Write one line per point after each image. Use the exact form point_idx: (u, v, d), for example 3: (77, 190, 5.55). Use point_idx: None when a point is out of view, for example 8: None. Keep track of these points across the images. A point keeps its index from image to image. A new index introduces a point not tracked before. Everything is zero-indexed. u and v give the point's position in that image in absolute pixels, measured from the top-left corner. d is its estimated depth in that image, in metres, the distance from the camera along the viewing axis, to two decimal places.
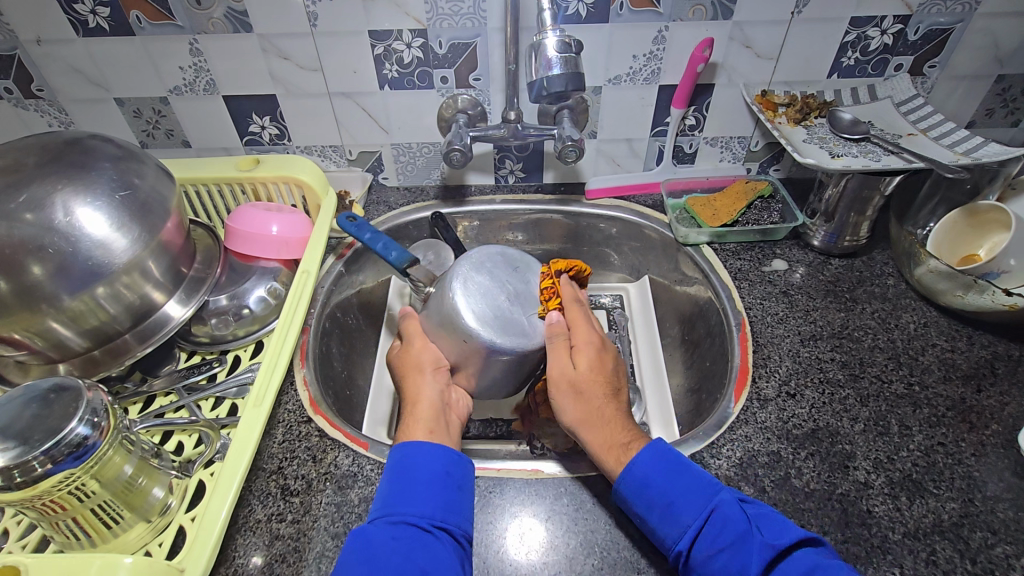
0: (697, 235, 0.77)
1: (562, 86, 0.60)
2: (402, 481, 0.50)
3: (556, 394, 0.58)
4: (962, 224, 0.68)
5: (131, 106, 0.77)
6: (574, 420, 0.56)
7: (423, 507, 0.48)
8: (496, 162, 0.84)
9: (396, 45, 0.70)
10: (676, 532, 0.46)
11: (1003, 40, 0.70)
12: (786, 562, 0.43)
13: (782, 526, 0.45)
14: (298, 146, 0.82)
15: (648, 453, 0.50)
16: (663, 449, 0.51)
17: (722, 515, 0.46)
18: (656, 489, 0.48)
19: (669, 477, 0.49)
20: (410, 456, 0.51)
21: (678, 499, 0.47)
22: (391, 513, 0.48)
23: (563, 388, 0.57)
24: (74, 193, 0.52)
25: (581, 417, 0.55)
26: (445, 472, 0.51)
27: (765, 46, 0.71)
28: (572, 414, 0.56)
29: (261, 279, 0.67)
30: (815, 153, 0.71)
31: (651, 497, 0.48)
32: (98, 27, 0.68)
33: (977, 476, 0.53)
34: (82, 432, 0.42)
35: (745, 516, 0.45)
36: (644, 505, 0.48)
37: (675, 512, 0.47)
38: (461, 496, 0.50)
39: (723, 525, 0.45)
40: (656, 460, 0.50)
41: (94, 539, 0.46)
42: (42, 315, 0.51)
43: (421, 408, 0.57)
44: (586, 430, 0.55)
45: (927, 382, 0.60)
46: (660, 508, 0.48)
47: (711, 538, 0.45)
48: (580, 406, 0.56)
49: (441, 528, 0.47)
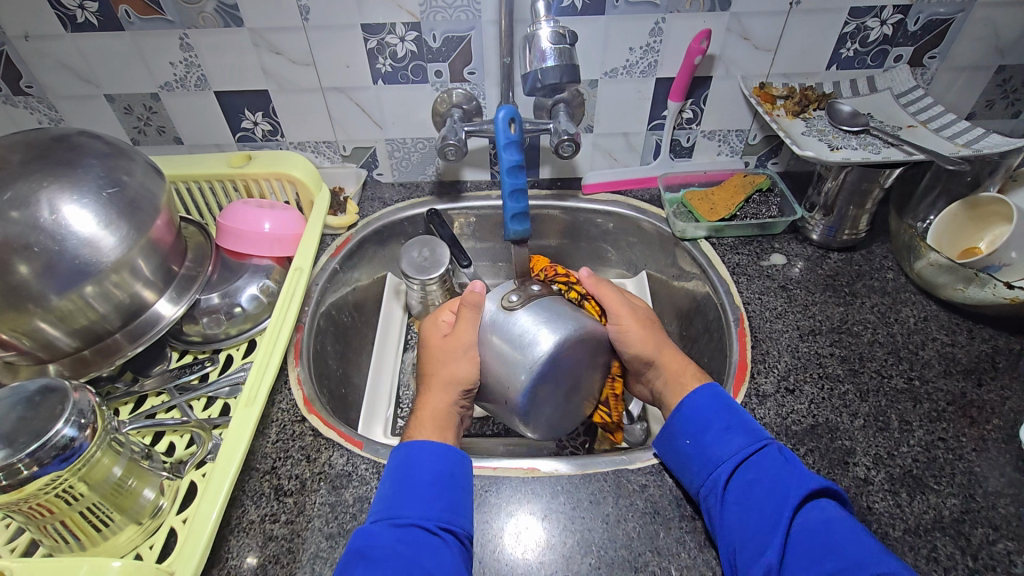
0: (695, 230, 0.76)
1: (557, 78, 0.59)
2: (404, 483, 0.49)
3: (631, 326, 0.61)
4: (962, 217, 0.67)
5: (121, 103, 0.76)
6: (653, 348, 0.60)
7: (426, 510, 0.47)
8: (492, 157, 0.83)
9: (390, 38, 0.69)
10: (722, 455, 0.50)
11: (1004, 30, 0.69)
12: (823, 502, 0.46)
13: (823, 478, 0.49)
14: (291, 143, 0.81)
15: (711, 394, 0.55)
16: (724, 394, 0.55)
17: (771, 451, 0.50)
18: (710, 419, 0.53)
19: (723, 413, 0.53)
20: (415, 455, 0.51)
21: (736, 427, 0.52)
22: (394, 515, 0.47)
23: (637, 321, 0.62)
24: (60, 191, 0.51)
25: (656, 344, 0.61)
26: (448, 474, 0.50)
27: (763, 37, 0.70)
28: (647, 343, 0.61)
29: (254, 277, 0.66)
30: (813, 146, 0.70)
31: (705, 423, 0.53)
32: (86, 22, 0.67)
33: (978, 471, 0.52)
34: (68, 434, 0.41)
35: (792, 459, 0.49)
36: (695, 431, 0.53)
37: (726, 439, 0.51)
38: (464, 496, 0.49)
39: (769, 461, 0.49)
40: (717, 400, 0.54)
41: (84, 542, 0.45)
42: (30, 315, 0.51)
43: (429, 417, 0.55)
44: (665, 355, 0.60)
45: (928, 376, 0.60)
46: (714, 433, 0.52)
47: (756, 467, 0.49)
48: (652, 334, 0.62)
49: (447, 531, 0.46)
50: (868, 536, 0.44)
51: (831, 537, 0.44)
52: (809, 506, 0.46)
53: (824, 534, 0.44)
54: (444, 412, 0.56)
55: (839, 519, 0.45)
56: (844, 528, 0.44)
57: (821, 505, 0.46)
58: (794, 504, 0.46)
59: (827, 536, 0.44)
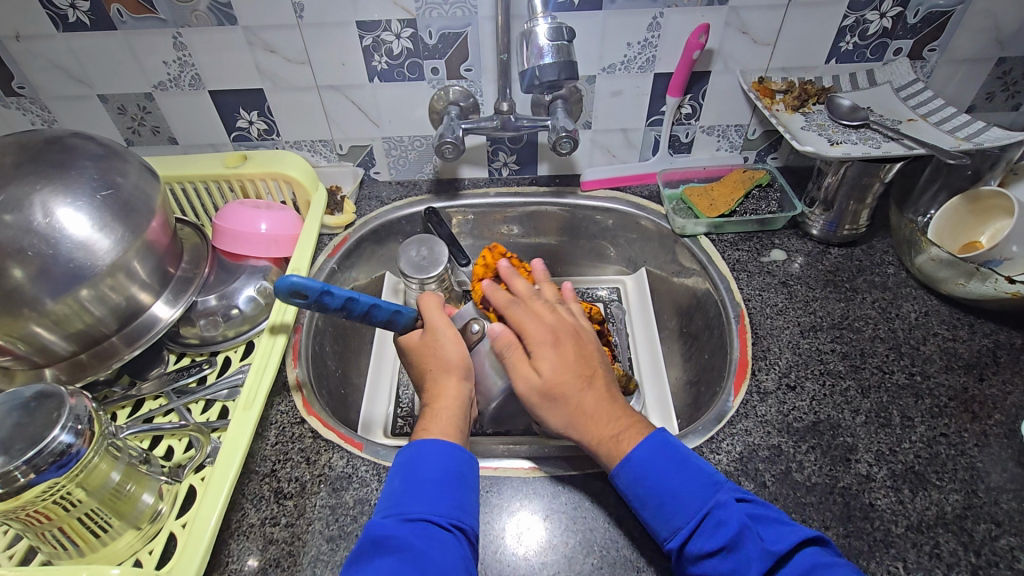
0: (694, 226, 0.76)
1: (555, 74, 0.58)
2: (413, 479, 0.48)
3: (531, 404, 0.54)
4: (963, 211, 0.67)
5: (115, 103, 0.75)
6: (561, 422, 0.53)
7: (438, 507, 0.47)
8: (490, 154, 0.83)
9: (385, 36, 0.69)
10: (667, 529, 0.46)
11: (1005, 22, 0.69)
12: (784, 567, 0.42)
13: (782, 531, 0.44)
14: (287, 142, 0.80)
15: (649, 447, 0.49)
16: (667, 442, 0.50)
17: (717, 518, 0.45)
18: (651, 484, 0.47)
19: (665, 473, 0.48)
20: (424, 453, 0.49)
21: (678, 493, 0.47)
22: (405, 512, 0.46)
23: (540, 395, 0.54)
24: (53, 193, 0.50)
25: (566, 417, 0.53)
26: (458, 472, 0.49)
27: (762, 31, 0.70)
28: (557, 417, 0.53)
29: (250, 278, 0.66)
30: (813, 140, 0.69)
31: (644, 492, 0.48)
32: (78, 22, 0.66)
33: (980, 466, 0.52)
34: (65, 440, 0.41)
35: (743, 518, 0.45)
36: (637, 500, 0.48)
37: (667, 511, 0.46)
38: (471, 495, 0.49)
39: (716, 530, 0.44)
40: (659, 456, 0.49)
41: (82, 549, 0.45)
42: (25, 320, 0.50)
43: (444, 408, 0.54)
44: (579, 428, 0.52)
45: (929, 371, 0.60)
46: (654, 505, 0.47)
47: (704, 539, 0.44)
48: (561, 407, 0.53)
49: (457, 528, 0.46)
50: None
51: None
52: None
53: None
54: (459, 399, 0.55)
55: None
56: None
57: (782, 571, 0.42)
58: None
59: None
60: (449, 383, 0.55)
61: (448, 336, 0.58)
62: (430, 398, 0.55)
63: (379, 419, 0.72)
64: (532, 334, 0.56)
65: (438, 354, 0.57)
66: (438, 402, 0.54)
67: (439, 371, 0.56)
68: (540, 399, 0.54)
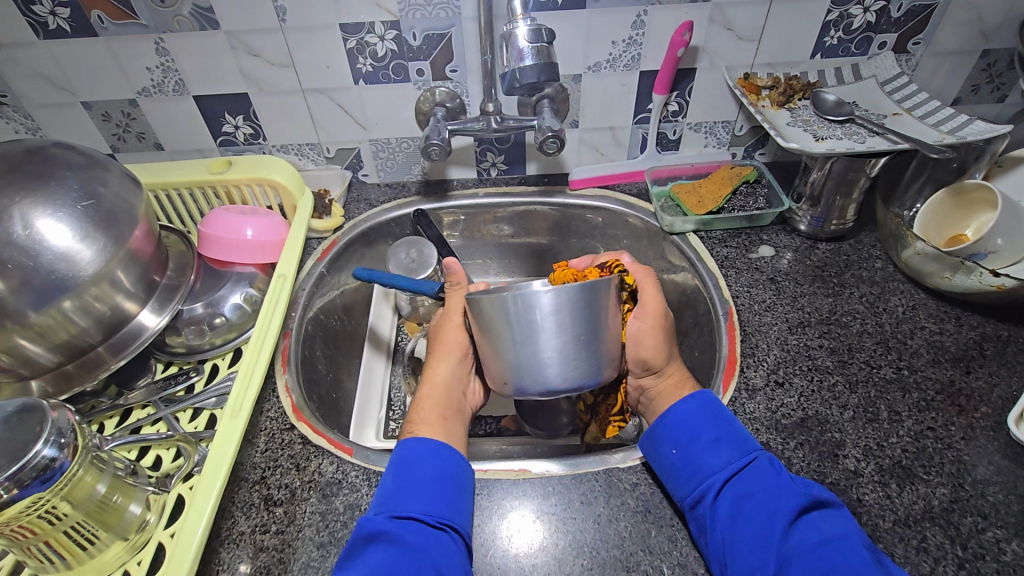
0: (682, 223, 0.76)
1: (535, 76, 0.58)
2: (405, 476, 0.49)
3: (649, 332, 0.59)
4: (948, 204, 0.67)
5: (99, 110, 0.74)
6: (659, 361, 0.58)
7: (431, 506, 0.47)
8: (478, 155, 0.83)
9: (369, 38, 0.68)
10: (715, 465, 0.49)
11: (988, 15, 0.69)
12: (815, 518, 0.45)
13: (818, 490, 0.48)
14: (273, 146, 0.80)
15: (705, 401, 0.54)
16: (718, 402, 0.54)
17: (762, 465, 0.49)
18: (703, 428, 0.52)
19: (716, 424, 0.52)
20: (415, 452, 0.50)
21: (726, 440, 0.51)
22: (397, 508, 0.46)
23: (661, 322, 0.59)
24: (33, 205, 0.50)
25: (665, 352, 0.59)
26: (450, 471, 0.50)
27: (746, 28, 0.69)
28: (654, 350, 0.58)
29: (236, 285, 0.65)
30: (798, 136, 0.70)
31: (697, 433, 0.52)
32: (58, 28, 0.65)
33: (967, 460, 0.52)
34: (48, 454, 0.41)
35: (783, 472, 0.49)
36: (687, 440, 0.52)
37: (718, 450, 0.50)
38: (464, 496, 0.49)
39: (762, 473, 0.48)
40: (710, 410, 0.53)
41: (70, 562, 0.45)
42: (8, 332, 0.50)
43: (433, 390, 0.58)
44: (669, 366, 0.59)
45: (916, 365, 0.60)
46: (706, 442, 0.51)
47: (747, 481, 0.48)
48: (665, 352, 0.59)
49: (451, 528, 0.46)
50: (862, 553, 0.42)
51: (826, 556, 0.42)
52: (802, 523, 0.45)
53: (824, 549, 0.43)
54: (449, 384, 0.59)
55: (836, 537, 0.44)
56: (838, 547, 0.43)
57: (813, 522, 0.45)
58: (786, 518, 0.45)
59: (818, 558, 0.43)
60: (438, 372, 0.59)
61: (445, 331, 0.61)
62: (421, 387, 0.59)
63: (372, 421, 0.71)
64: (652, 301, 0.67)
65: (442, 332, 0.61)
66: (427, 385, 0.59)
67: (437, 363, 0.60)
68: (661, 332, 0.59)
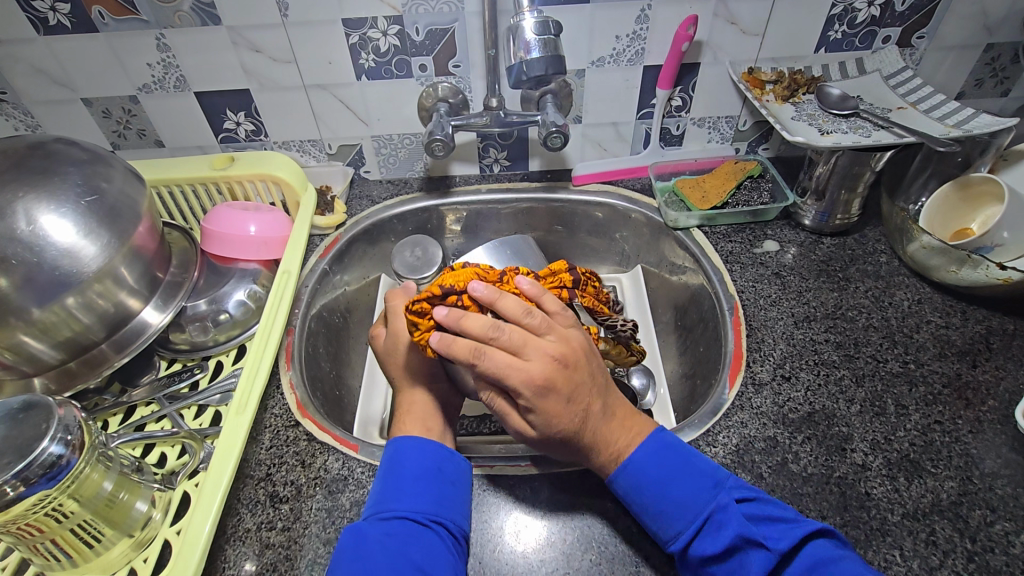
0: (687, 219, 0.75)
1: (543, 69, 0.58)
2: (390, 477, 0.48)
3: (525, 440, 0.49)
4: (954, 197, 0.67)
5: (99, 107, 0.74)
6: (563, 458, 0.50)
7: (417, 503, 0.46)
8: (481, 151, 0.82)
9: (372, 33, 0.68)
10: (668, 534, 0.45)
11: (993, 8, 0.68)
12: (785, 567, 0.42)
13: (784, 530, 0.43)
14: (275, 142, 0.80)
15: (644, 455, 0.48)
16: (659, 450, 0.49)
17: (718, 521, 0.44)
18: (649, 491, 0.47)
19: (662, 480, 0.47)
20: (402, 452, 0.49)
21: (673, 503, 0.46)
22: (383, 509, 0.46)
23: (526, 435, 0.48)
24: (37, 201, 0.50)
25: (563, 454, 0.50)
26: (436, 468, 0.49)
27: (750, 21, 0.69)
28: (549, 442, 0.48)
29: (240, 282, 0.65)
30: (803, 131, 0.69)
31: (643, 499, 0.47)
32: (59, 24, 0.65)
33: (975, 453, 0.52)
34: (55, 451, 0.41)
35: (741, 522, 0.44)
36: (637, 506, 0.47)
37: (669, 515, 0.46)
38: (454, 491, 0.48)
39: (719, 531, 0.44)
40: (652, 463, 0.48)
41: (75, 559, 0.44)
42: (12, 329, 0.50)
43: (413, 411, 0.53)
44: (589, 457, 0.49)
45: (923, 359, 0.60)
46: (655, 510, 0.46)
47: (706, 542, 0.44)
48: (557, 448, 0.49)
49: (437, 523, 0.46)
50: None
51: None
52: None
53: None
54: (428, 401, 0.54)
55: None
56: None
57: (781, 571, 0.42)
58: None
59: None
60: (415, 390, 0.55)
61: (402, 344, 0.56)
62: (399, 405, 0.55)
63: (376, 418, 0.71)
64: (530, 370, 0.45)
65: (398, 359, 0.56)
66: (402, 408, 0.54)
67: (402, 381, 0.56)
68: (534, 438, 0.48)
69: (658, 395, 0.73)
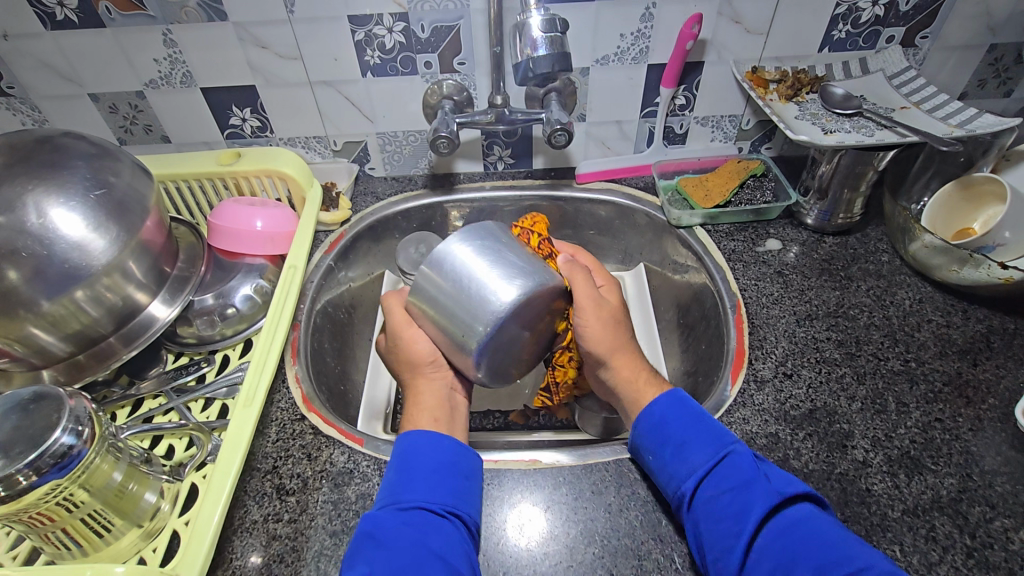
0: (689, 217, 0.76)
1: (549, 66, 0.58)
2: (406, 469, 0.49)
3: (591, 317, 0.57)
4: (956, 197, 0.67)
5: (106, 102, 0.74)
6: (604, 350, 0.57)
7: (433, 494, 0.47)
8: (485, 148, 0.83)
9: (377, 30, 0.68)
10: (683, 471, 0.48)
11: (996, 9, 0.69)
12: (787, 510, 0.44)
13: (788, 480, 0.46)
14: (280, 138, 0.80)
15: (672, 400, 0.53)
16: (686, 400, 0.53)
17: (731, 461, 0.47)
18: (672, 429, 0.50)
19: (686, 423, 0.50)
20: (418, 445, 0.50)
21: (693, 442, 0.49)
22: (399, 500, 0.47)
23: (601, 311, 0.57)
24: (47, 194, 0.50)
25: (610, 345, 0.57)
26: (452, 462, 0.49)
27: (754, 20, 0.69)
28: (603, 342, 0.57)
29: (247, 276, 0.65)
30: (807, 129, 0.69)
31: (666, 436, 0.50)
32: (67, 20, 0.65)
33: (974, 450, 0.53)
34: (66, 441, 0.41)
35: (756, 466, 0.47)
36: (658, 443, 0.51)
37: (686, 453, 0.49)
38: (469, 485, 0.49)
39: (730, 470, 0.47)
40: (680, 409, 0.52)
41: (85, 549, 0.45)
42: (21, 321, 0.50)
43: (425, 405, 0.54)
44: (612, 363, 0.57)
45: (924, 358, 0.60)
46: (674, 447, 0.50)
47: (716, 480, 0.46)
48: (605, 335, 0.57)
49: (454, 515, 0.47)
50: (832, 535, 0.41)
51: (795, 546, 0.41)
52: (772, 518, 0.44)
53: (792, 537, 0.42)
54: (440, 395, 0.55)
55: (802, 524, 0.42)
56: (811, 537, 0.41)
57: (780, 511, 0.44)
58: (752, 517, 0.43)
59: (788, 549, 0.41)
60: (421, 382, 0.55)
61: (404, 337, 0.56)
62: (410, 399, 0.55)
63: (380, 412, 0.72)
64: (580, 285, 0.57)
65: (405, 354, 0.56)
66: (413, 402, 0.55)
67: (412, 377, 0.56)
68: (602, 314, 0.58)
69: None
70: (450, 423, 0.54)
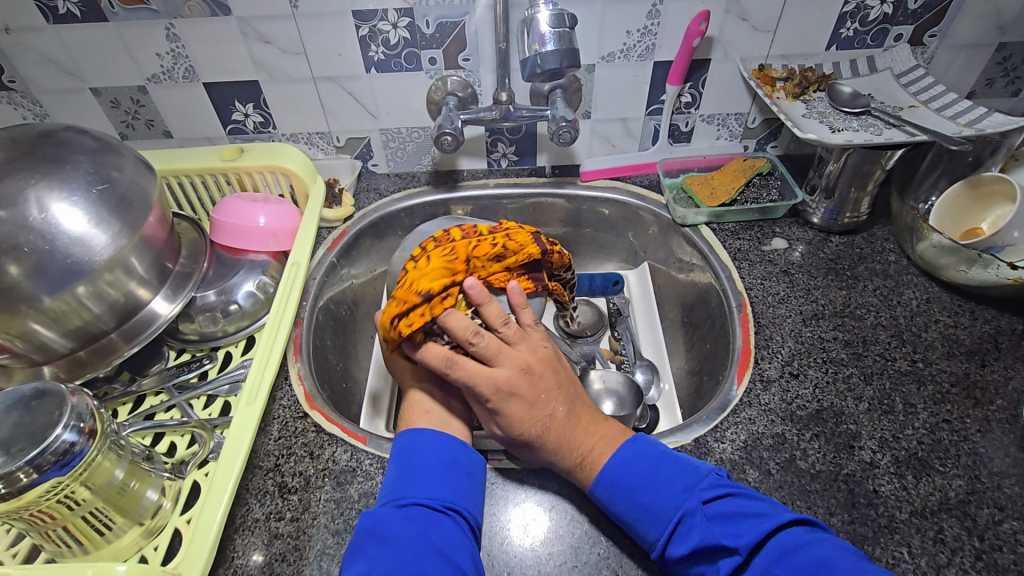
0: (695, 216, 0.75)
1: (557, 62, 0.58)
2: (406, 466, 0.48)
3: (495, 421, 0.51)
4: (964, 197, 0.67)
5: (107, 97, 0.74)
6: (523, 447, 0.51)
7: (433, 490, 0.47)
8: (489, 145, 0.82)
9: (382, 25, 0.68)
10: (647, 539, 0.46)
11: (1005, 7, 0.68)
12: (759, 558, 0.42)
13: (748, 528, 0.43)
14: (283, 134, 0.80)
15: (617, 462, 0.49)
16: (631, 456, 0.49)
17: (689, 523, 0.44)
18: (624, 502, 0.47)
19: (634, 489, 0.47)
20: (419, 443, 0.50)
21: (646, 512, 0.46)
22: (400, 497, 0.46)
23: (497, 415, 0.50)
24: (49, 188, 0.50)
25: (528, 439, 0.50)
26: (452, 458, 0.49)
27: (762, 18, 0.69)
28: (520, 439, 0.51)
29: (249, 273, 0.65)
30: (814, 128, 0.69)
31: (619, 510, 0.47)
32: (69, 13, 0.65)
33: (983, 452, 0.52)
34: (68, 438, 0.41)
35: (714, 523, 0.44)
36: (615, 513, 0.48)
37: (645, 522, 0.46)
38: (470, 481, 0.49)
39: (691, 533, 0.44)
40: (625, 472, 0.48)
41: (87, 547, 0.45)
42: (22, 317, 0.50)
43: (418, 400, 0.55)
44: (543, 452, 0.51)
45: (931, 358, 0.60)
46: (633, 517, 0.47)
47: (680, 545, 0.44)
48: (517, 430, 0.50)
49: (455, 510, 0.46)
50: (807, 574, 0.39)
51: None
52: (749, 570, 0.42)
53: None
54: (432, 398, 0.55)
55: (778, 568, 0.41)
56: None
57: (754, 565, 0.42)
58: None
59: None
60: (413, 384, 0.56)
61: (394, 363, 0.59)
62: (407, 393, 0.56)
63: (382, 410, 0.71)
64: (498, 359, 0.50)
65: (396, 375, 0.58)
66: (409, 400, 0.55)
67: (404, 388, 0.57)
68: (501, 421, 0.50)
69: (663, 391, 0.73)
70: (446, 415, 0.54)
